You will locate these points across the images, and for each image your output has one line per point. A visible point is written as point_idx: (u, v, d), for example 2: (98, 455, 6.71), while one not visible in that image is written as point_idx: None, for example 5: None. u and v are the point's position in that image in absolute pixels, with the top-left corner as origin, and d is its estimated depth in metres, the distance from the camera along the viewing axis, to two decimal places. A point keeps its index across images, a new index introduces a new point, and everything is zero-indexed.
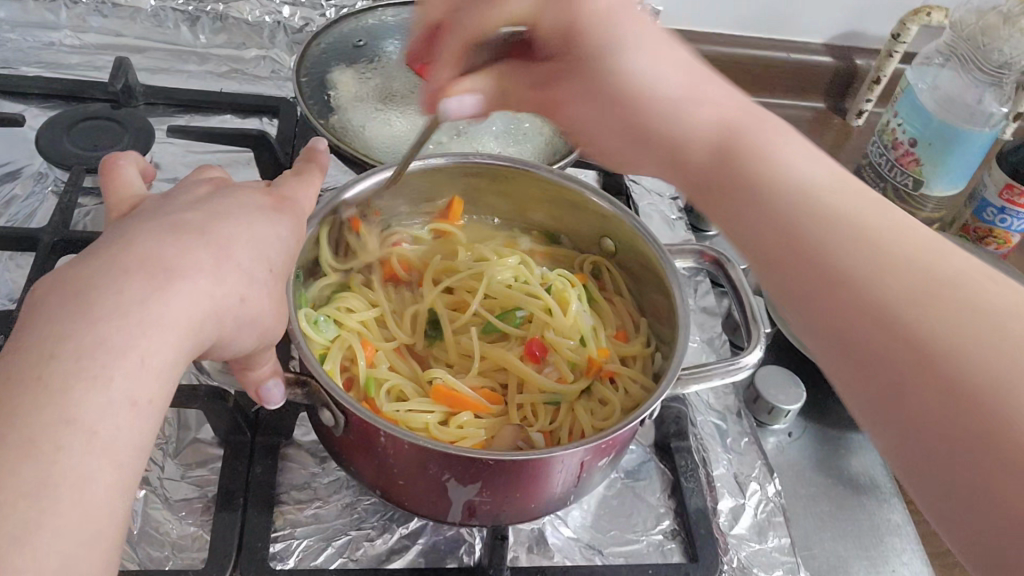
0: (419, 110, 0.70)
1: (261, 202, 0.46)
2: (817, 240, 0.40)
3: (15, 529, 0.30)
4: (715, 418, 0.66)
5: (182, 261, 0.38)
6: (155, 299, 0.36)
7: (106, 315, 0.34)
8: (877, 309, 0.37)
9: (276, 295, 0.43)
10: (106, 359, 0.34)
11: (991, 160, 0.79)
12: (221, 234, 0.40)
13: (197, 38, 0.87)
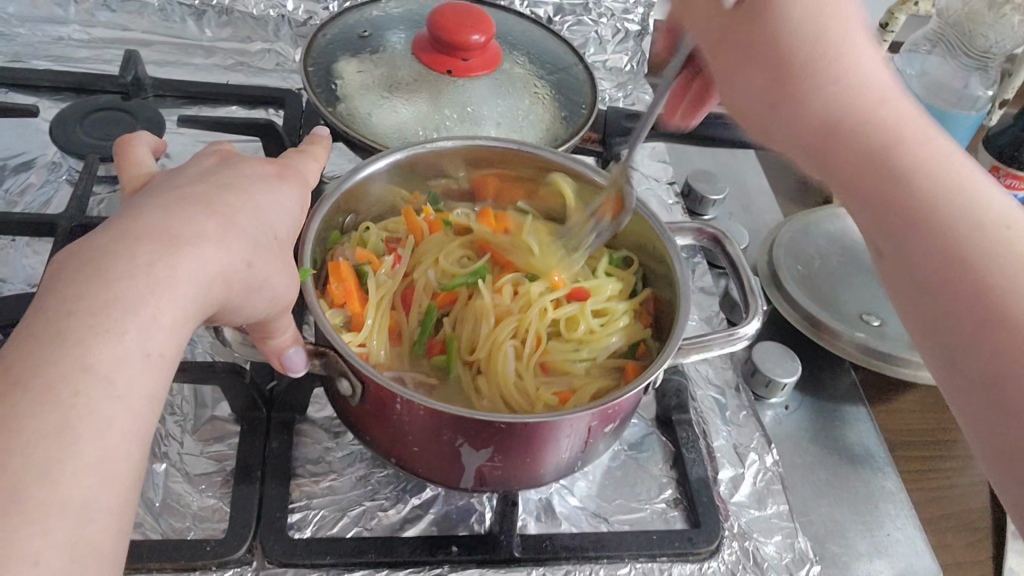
0: (425, 98, 0.71)
1: (280, 179, 0.48)
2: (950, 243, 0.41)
3: (37, 466, 0.32)
4: (715, 392, 0.69)
5: (190, 228, 0.40)
6: (163, 261, 0.38)
7: (121, 272, 0.37)
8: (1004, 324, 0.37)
9: (282, 264, 0.45)
10: (117, 314, 0.36)
11: (979, 143, 0.82)
12: (228, 206, 0.43)
13: (203, 32, 0.88)
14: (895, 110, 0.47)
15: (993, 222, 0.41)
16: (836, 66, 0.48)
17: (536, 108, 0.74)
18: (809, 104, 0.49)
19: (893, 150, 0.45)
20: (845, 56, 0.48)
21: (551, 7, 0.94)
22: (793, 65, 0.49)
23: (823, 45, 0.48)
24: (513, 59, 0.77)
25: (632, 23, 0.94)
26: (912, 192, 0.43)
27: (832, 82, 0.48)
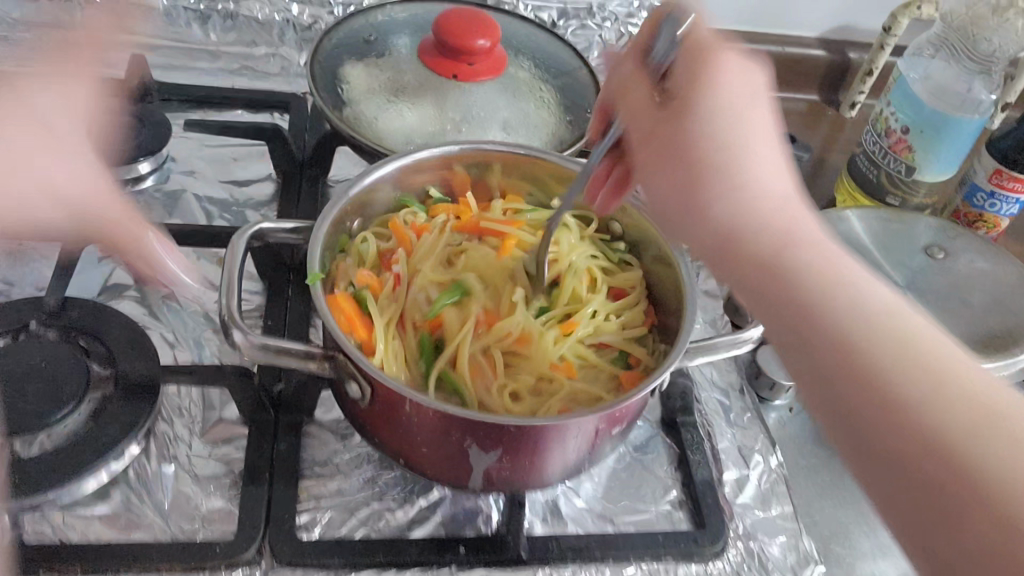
0: (430, 103, 0.72)
1: None
2: (847, 356, 0.40)
3: None
4: (719, 394, 0.69)
5: None
6: None
7: None
8: (898, 425, 0.37)
9: None
10: None
11: (982, 146, 0.82)
12: None
13: (209, 36, 0.89)
14: (731, 127, 0.48)
15: (881, 317, 0.41)
16: (747, 181, 0.47)
17: (541, 113, 0.75)
18: (710, 216, 0.47)
19: (789, 249, 0.44)
20: (734, 117, 0.48)
21: (555, 11, 0.94)
22: (706, 172, 0.48)
23: (733, 171, 0.47)
24: (517, 63, 0.78)
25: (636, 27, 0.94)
26: (821, 299, 0.42)
27: (742, 189, 0.47)
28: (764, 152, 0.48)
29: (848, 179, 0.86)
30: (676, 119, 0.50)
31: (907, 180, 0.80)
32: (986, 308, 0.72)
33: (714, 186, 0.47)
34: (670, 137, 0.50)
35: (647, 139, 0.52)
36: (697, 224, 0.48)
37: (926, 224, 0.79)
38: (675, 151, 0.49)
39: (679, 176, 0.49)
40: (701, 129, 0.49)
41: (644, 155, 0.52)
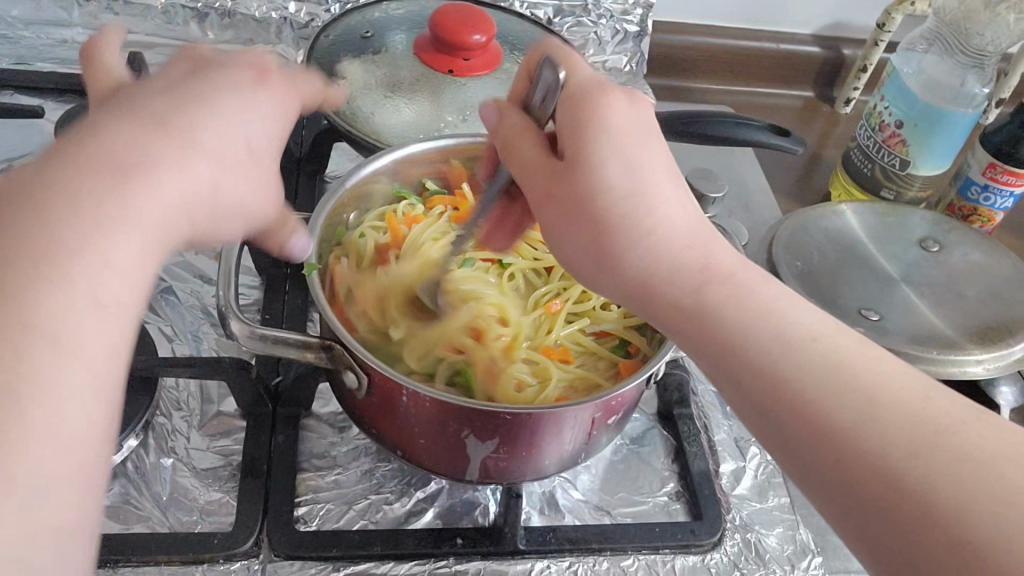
0: (426, 98, 0.72)
1: (257, 88, 0.44)
2: (779, 392, 0.37)
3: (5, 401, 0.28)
4: (716, 386, 0.69)
5: (151, 153, 0.36)
6: (122, 190, 0.34)
7: (78, 196, 0.33)
8: (839, 463, 0.34)
9: (257, 183, 0.41)
10: (78, 244, 0.32)
11: (976, 140, 0.82)
12: (190, 126, 0.38)
13: (206, 34, 0.89)
14: (628, 151, 0.42)
15: (808, 342, 0.37)
16: (647, 219, 0.41)
17: None
18: (621, 262, 0.42)
19: (704, 304, 0.40)
20: (615, 137, 0.42)
21: (550, 8, 0.94)
22: (610, 218, 0.41)
23: (631, 212, 0.41)
24: (513, 59, 0.78)
25: (631, 24, 0.94)
26: (742, 334, 0.38)
27: (646, 237, 0.41)
28: (654, 174, 0.42)
29: (843, 175, 0.86)
30: (571, 164, 0.42)
31: (902, 174, 0.81)
32: (982, 300, 0.72)
33: (624, 228, 0.41)
34: (564, 194, 0.43)
35: (548, 193, 0.44)
36: (602, 274, 0.43)
37: (921, 218, 0.79)
38: (573, 199, 0.42)
39: (584, 235, 0.43)
40: (594, 167, 0.41)
41: (555, 211, 0.43)
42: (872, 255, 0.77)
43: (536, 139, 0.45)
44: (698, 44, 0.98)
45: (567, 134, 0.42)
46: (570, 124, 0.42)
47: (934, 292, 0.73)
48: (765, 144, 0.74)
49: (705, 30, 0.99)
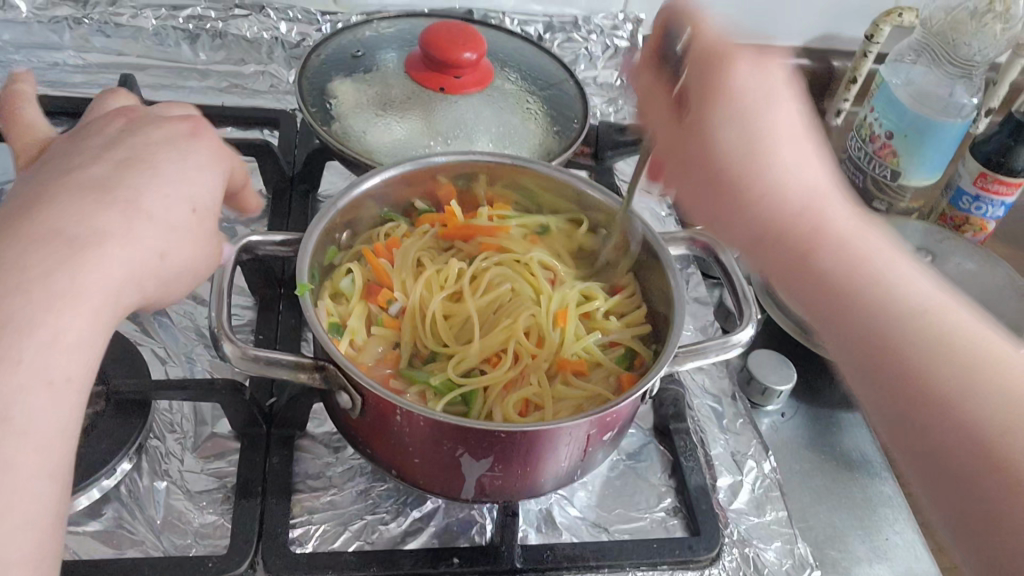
0: (418, 116, 0.72)
1: (190, 140, 0.52)
2: (885, 345, 0.42)
3: None
4: (712, 401, 0.69)
5: (95, 230, 0.43)
6: (65, 271, 0.41)
7: (16, 292, 0.39)
8: (938, 415, 0.39)
9: (200, 233, 0.49)
10: (21, 339, 0.38)
11: (967, 149, 0.83)
12: (130, 196, 0.46)
13: (197, 54, 0.89)
14: (748, 115, 0.51)
15: (925, 306, 0.42)
16: (776, 175, 0.49)
17: (529, 125, 0.75)
18: (750, 217, 0.49)
19: (814, 253, 0.46)
20: (767, 107, 0.51)
21: (541, 25, 0.95)
22: (737, 179, 0.50)
23: (748, 173, 0.50)
24: (504, 75, 0.78)
25: (620, 38, 0.95)
26: (835, 275, 0.45)
27: (768, 188, 0.49)
28: (786, 145, 0.50)
29: (834, 186, 0.86)
30: (692, 130, 0.53)
31: (894, 185, 0.81)
32: None
33: (750, 181, 0.50)
34: (680, 163, 0.56)
35: (670, 154, 0.57)
36: (710, 206, 0.53)
37: (913, 229, 0.80)
38: (705, 156, 0.52)
39: (705, 188, 0.53)
40: (722, 131, 0.51)
41: (695, 171, 0.54)
42: None
43: (669, 109, 0.56)
44: None
45: (693, 99, 0.53)
46: (704, 91, 0.52)
47: None
48: None
49: None
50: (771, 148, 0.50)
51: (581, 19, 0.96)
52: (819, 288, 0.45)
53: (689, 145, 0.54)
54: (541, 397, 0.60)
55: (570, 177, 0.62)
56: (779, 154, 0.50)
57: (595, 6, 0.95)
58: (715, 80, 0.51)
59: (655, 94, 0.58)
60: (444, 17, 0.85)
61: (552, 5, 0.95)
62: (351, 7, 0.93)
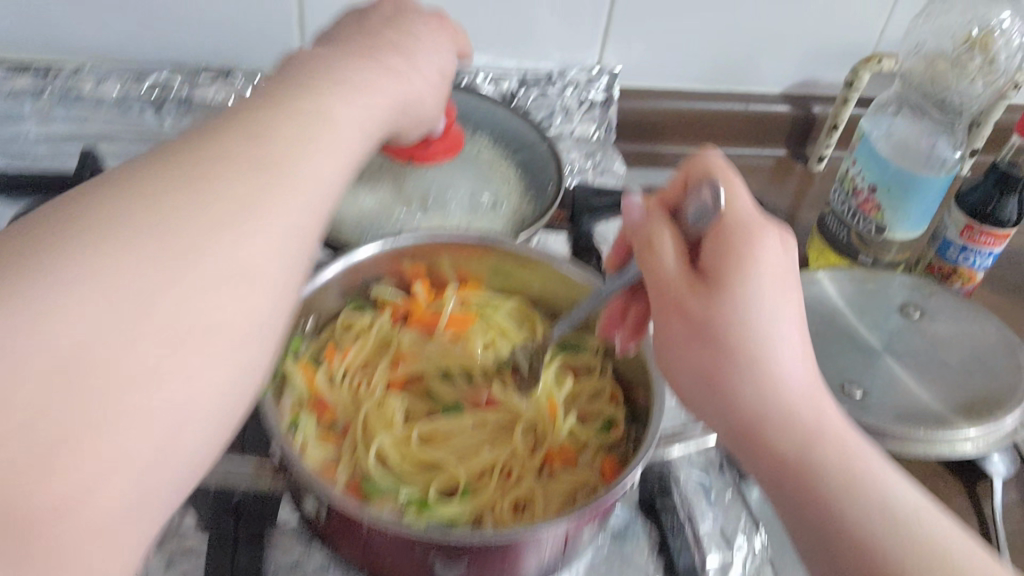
0: (387, 186, 0.70)
1: (317, 136, 0.45)
2: (870, 558, 0.39)
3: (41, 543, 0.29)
4: (699, 473, 0.66)
5: (219, 259, 0.37)
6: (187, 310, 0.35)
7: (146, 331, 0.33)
8: None
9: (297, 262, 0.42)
10: (148, 386, 0.33)
11: (951, 199, 0.81)
12: (259, 220, 0.39)
13: (162, 121, 0.87)
14: (772, 299, 0.43)
15: (904, 516, 0.40)
16: (771, 367, 0.42)
17: (503, 192, 0.73)
18: (733, 402, 0.43)
19: (807, 447, 0.42)
20: (782, 286, 0.44)
21: (514, 80, 0.93)
22: (737, 352, 0.42)
23: (765, 354, 0.42)
24: (477, 143, 0.77)
25: (596, 93, 0.93)
26: (823, 466, 0.41)
27: (770, 382, 0.42)
28: (799, 334, 0.43)
29: (819, 239, 0.85)
30: (712, 291, 0.43)
31: (878, 239, 0.79)
32: (966, 367, 0.70)
33: (750, 365, 0.42)
34: (673, 323, 0.45)
35: (662, 299, 0.45)
36: (688, 381, 0.45)
37: (899, 283, 0.78)
38: (692, 321, 0.44)
39: (699, 354, 0.44)
40: (743, 307, 0.43)
41: (675, 329, 0.45)
42: (850, 327, 0.75)
43: (675, 249, 0.46)
44: (666, 108, 0.97)
45: (711, 260, 0.45)
46: (724, 255, 0.44)
47: (916, 361, 0.71)
48: None
49: (671, 93, 0.98)
50: (780, 303, 0.43)
51: (555, 72, 0.93)
52: (801, 480, 0.41)
53: (702, 305, 0.43)
54: (530, 497, 0.55)
55: (544, 255, 0.59)
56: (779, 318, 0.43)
57: (569, 60, 0.94)
58: (733, 245, 0.44)
59: (656, 232, 0.47)
60: None
61: (525, 61, 0.93)
62: None
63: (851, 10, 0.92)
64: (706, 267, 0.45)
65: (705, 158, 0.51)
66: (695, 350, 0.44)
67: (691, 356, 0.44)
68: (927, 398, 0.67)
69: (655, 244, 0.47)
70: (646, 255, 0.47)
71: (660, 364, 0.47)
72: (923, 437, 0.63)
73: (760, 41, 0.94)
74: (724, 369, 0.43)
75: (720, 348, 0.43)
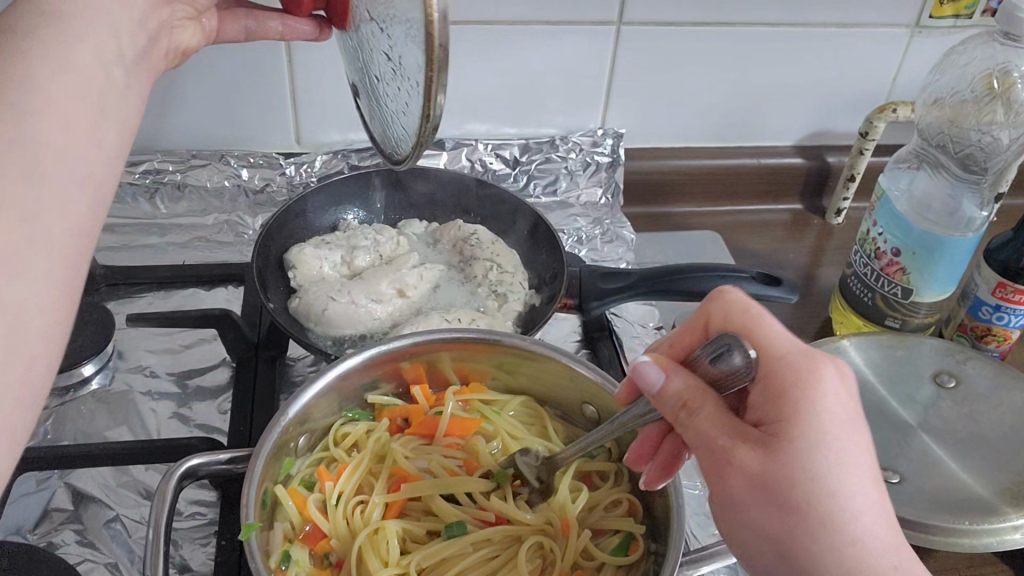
0: (390, 306, 0.71)
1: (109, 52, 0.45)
2: None
3: None
4: (726, 574, 0.58)
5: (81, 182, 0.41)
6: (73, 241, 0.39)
7: None
8: None
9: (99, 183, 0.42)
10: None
11: (980, 257, 0.76)
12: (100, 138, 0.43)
13: (156, 210, 0.84)
14: (844, 447, 0.39)
15: None
16: (850, 530, 0.38)
17: (509, 283, 0.74)
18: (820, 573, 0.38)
19: None
20: (847, 428, 0.40)
21: (516, 147, 0.90)
22: (809, 514, 0.38)
23: (840, 515, 0.38)
24: (478, 234, 0.77)
25: (602, 155, 0.90)
26: None
27: (851, 548, 0.38)
28: (871, 485, 0.39)
29: (840, 298, 0.81)
30: (774, 445, 0.39)
31: (905, 303, 0.75)
32: (1007, 442, 0.66)
33: (828, 529, 0.38)
34: (732, 483, 0.40)
35: (714, 455, 0.41)
36: (760, 548, 0.41)
37: (930, 349, 0.73)
38: (754, 481, 0.40)
39: (770, 518, 0.39)
40: (808, 460, 0.39)
41: (734, 484, 0.40)
42: (882, 399, 0.70)
43: (715, 406, 0.42)
44: (674, 168, 0.94)
45: (771, 411, 0.41)
46: (789, 400, 0.40)
47: (955, 438, 0.66)
48: (758, 297, 0.69)
49: (681, 149, 0.95)
50: (857, 457, 0.39)
51: (559, 137, 0.91)
52: None
53: (762, 462, 0.39)
54: None
55: (551, 350, 0.55)
56: (857, 474, 0.39)
57: (571, 125, 0.91)
58: (789, 392, 0.41)
59: (685, 390, 0.43)
60: (425, 172, 0.81)
61: (526, 127, 0.90)
62: (315, 145, 0.89)
63: (860, 59, 0.88)
64: (763, 419, 0.41)
65: (726, 304, 0.48)
66: (769, 513, 0.39)
67: (764, 521, 0.40)
68: (966, 483, 0.63)
69: (688, 400, 0.42)
70: (681, 417, 0.42)
71: (715, 526, 0.43)
72: (973, 529, 0.59)
73: (767, 94, 0.91)
74: (807, 533, 0.38)
75: (794, 507, 0.39)
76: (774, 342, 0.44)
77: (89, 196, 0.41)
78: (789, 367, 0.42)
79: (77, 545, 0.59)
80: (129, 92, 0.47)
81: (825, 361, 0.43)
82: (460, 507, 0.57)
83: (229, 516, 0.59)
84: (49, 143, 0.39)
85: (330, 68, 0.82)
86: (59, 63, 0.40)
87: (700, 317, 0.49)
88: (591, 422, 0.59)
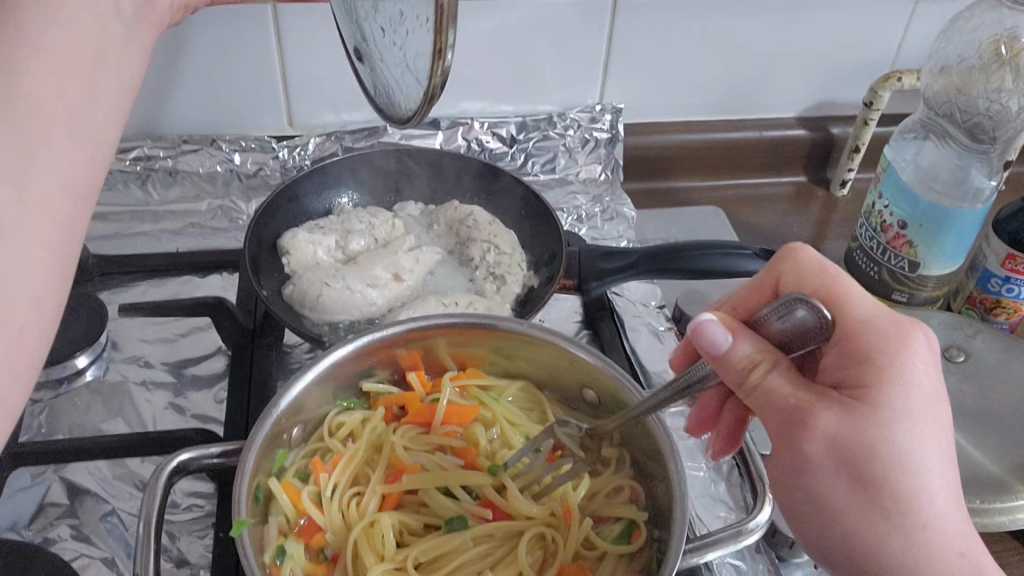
0: (385, 291, 0.70)
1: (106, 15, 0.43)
2: None
3: None
4: (733, 558, 0.57)
5: (84, 142, 0.40)
6: (74, 204, 0.39)
7: None
8: None
9: (102, 144, 0.42)
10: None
11: (989, 228, 0.74)
12: (100, 98, 0.42)
13: (149, 196, 0.83)
14: (925, 420, 0.40)
15: None
16: (921, 511, 0.39)
17: (507, 263, 0.72)
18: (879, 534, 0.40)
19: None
20: (932, 407, 0.40)
21: (514, 125, 0.88)
22: (885, 490, 0.39)
23: (915, 496, 0.39)
24: (475, 215, 0.75)
25: (601, 131, 0.89)
26: None
27: (919, 530, 0.39)
28: (948, 467, 0.40)
29: (845, 273, 0.80)
30: (859, 415, 0.40)
31: (912, 276, 0.73)
32: (1019, 418, 0.64)
33: (900, 507, 0.39)
34: (807, 449, 0.40)
35: (788, 418, 0.41)
36: (820, 504, 0.42)
37: (938, 323, 0.72)
38: (833, 450, 0.40)
39: (843, 489, 0.40)
40: (890, 432, 0.39)
41: (810, 446, 0.40)
42: None
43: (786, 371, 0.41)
44: (674, 142, 0.92)
45: (853, 379, 0.41)
46: (876, 371, 0.40)
47: (966, 414, 0.65)
48: None
49: (682, 123, 0.93)
50: (934, 432, 0.40)
51: (556, 113, 0.89)
52: None
53: (845, 431, 0.40)
54: None
55: (548, 333, 0.54)
56: (932, 449, 0.40)
57: (570, 101, 0.89)
58: (874, 361, 0.41)
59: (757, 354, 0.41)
60: (420, 152, 0.80)
61: (523, 104, 0.88)
62: (308, 127, 0.87)
63: (864, 25, 0.86)
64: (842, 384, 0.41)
65: (797, 260, 0.47)
66: (842, 475, 0.40)
67: (834, 482, 0.40)
68: (977, 459, 0.61)
69: (760, 361, 0.41)
70: (752, 380, 0.41)
71: (776, 485, 0.44)
72: (984, 508, 0.58)
73: (770, 64, 0.89)
74: (874, 499, 0.40)
75: (870, 475, 0.39)
76: (857, 302, 0.43)
77: (90, 154, 0.40)
78: (878, 335, 0.41)
79: (73, 540, 0.58)
80: (125, 52, 0.45)
81: (914, 328, 0.42)
82: (457, 501, 0.56)
83: (225, 507, 0.58)
84: (46, 99, 0.38)
85: (323, 46, 0.80)
86: (54, 19, 0.39)
87: (771, 271, 0.48)
88: (590, 407, 0.58)
